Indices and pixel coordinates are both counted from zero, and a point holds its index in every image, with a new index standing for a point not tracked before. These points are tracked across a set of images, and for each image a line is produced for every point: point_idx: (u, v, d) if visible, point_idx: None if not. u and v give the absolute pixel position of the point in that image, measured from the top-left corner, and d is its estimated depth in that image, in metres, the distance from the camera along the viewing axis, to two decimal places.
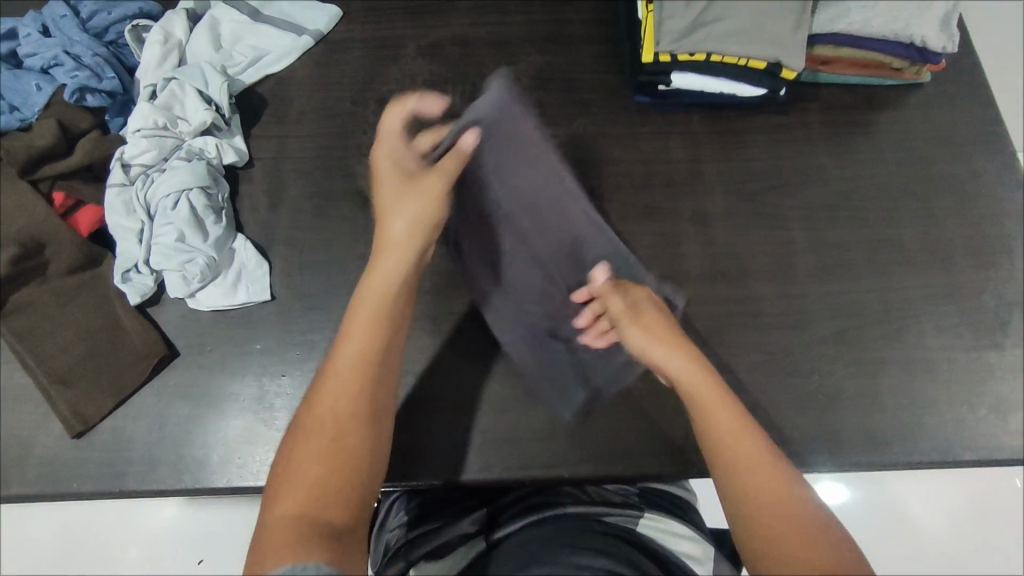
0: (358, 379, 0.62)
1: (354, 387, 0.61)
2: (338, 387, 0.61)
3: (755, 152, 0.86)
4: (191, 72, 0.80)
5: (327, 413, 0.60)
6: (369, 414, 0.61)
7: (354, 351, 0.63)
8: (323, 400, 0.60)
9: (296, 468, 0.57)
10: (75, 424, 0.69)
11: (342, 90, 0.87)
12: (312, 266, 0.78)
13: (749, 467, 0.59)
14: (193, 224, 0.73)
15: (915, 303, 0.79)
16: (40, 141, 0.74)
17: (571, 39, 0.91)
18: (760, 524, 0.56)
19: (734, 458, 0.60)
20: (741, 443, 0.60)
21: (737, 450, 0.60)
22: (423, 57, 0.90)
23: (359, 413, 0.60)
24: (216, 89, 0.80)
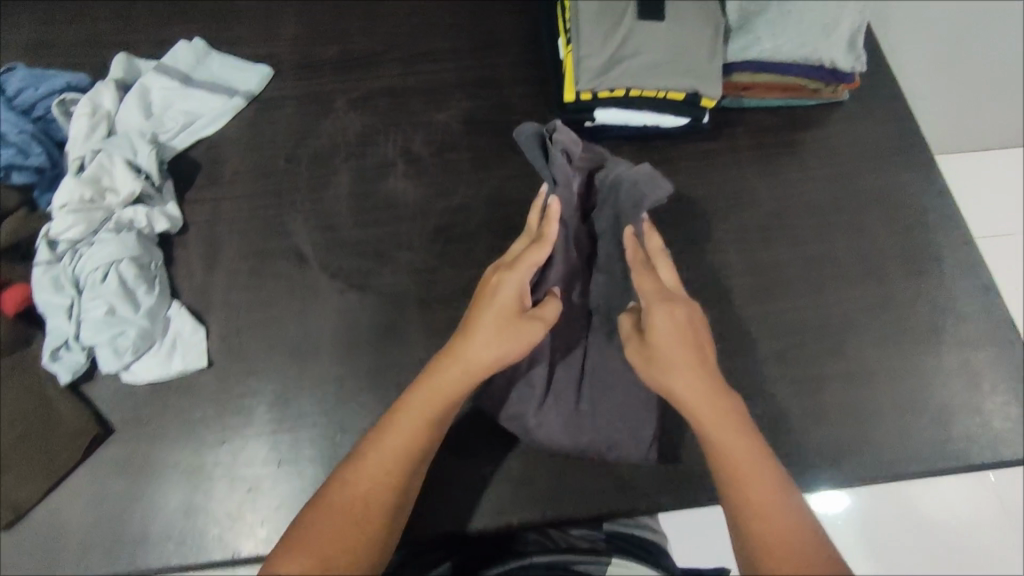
0: (432, 419, 0.63)
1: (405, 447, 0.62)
2: (415, 418, 0.63)
3: (686, 180, 0.87)
4: (120, 143, 0.80)
5: (398, 442, 0.62)
6: (410, 486, 0.62)
7: (452, 379, 0.64)
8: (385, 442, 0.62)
9: (344, 501, 0.59)
10: (5, 512, 0.67)
11: (276, 148, 0.88)
12: (249, 328, 0.77)
13: (760, 482, 0.57)
14: (125, 297, 0.72)
15: (852, 316, 0.80)
16: None
17: (499, 83, 0.93)
18: (773, 570, 0.53)
19: (745, 471, 0.58)
20: (771, 501, 0.57)
21: (751, 470, 0.58)
22: (355, 109, 0.91)
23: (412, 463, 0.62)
24: (147, 157, 0.80)
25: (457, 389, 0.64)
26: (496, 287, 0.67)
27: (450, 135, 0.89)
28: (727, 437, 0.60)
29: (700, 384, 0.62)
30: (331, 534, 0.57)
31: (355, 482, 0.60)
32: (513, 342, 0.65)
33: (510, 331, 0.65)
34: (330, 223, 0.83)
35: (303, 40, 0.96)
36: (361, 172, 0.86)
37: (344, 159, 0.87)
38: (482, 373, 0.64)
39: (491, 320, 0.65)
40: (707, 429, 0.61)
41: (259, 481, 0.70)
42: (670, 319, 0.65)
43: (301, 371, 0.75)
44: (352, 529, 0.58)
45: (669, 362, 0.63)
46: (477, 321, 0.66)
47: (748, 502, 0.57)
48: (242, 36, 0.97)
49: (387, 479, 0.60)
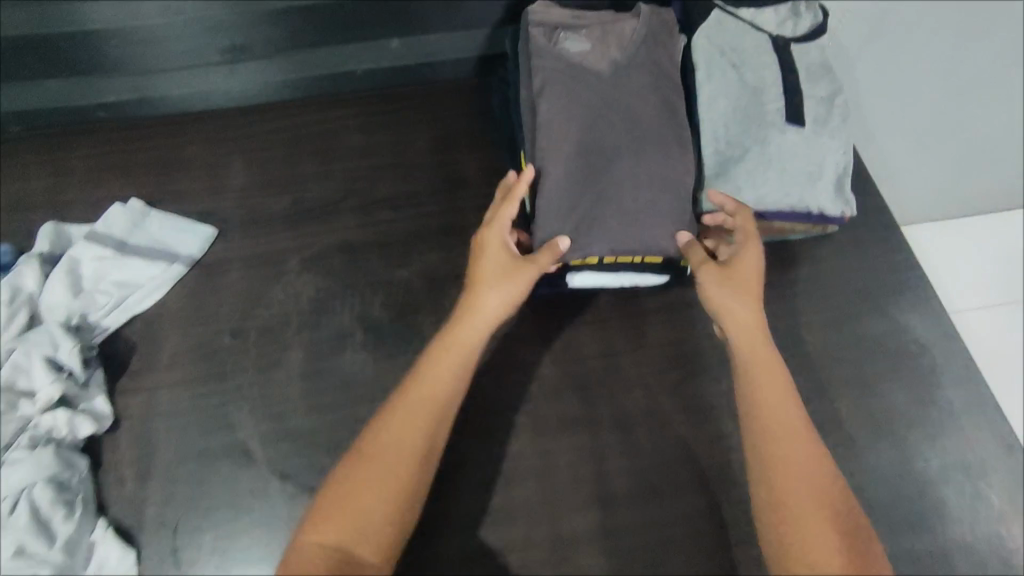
0: (430, 433, 0.61)
1: (430, 403, 0.62)
2: (417, 406, 0.61)
3: (672, 335, 0.79)
4: (37, 336, 0.71)
5: (402, 443, 0.60)
6: (424, 487, 0.60)
7: (438, 370, 0.63)
8: (406, 404, 0.61)
9: (373, 454, 0.59)
10: None
11: (221, 321, 0.80)
12: (186, 549, 0.68)
13: (795, 453, 0.58)
14: (38, 531, 0.63)
15: (864, 491, 0.72)
16: None
17: (464, 232, 0.87)
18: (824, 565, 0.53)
19: (799, 488, 0.57)
20: (818, 493, 0.56)
21: (823, 522, 0.55)
22: (308, 270, 0.83)
23: (439, 403, 0.62)
24: (69, 351, 0.71)
25: (453, 384, 0.63)
26: (499, 297, 0.65)
27: (411, 295, 0.82)
28: (801, 488, 0.56)
29: (811, 459, 0.58)
30: (370, 491, 0.57)
31: (383, 431, 0.60)
32: (513, 284, 0.66)
33: (511, 280, 0.66)
34: (279, 410, 0.74)
35: (250, 192, 0.89)
36: (315, 346, 0.78)
37: (295, 330, 0.79)
38: (478, 347, 0.65)
39: (491, 272, 0.66)
40: (798, 488, 0.57)
41: None
42: (746, 266, 0.66)
43: None
44: (370, 497, 0.57)
45: (748, 404, 0.62)
46: (477, 288, 0.66)
47: (795, 489, 0.57)
48: (185, 189, 0.90)
49: (415, 420, 0.61)
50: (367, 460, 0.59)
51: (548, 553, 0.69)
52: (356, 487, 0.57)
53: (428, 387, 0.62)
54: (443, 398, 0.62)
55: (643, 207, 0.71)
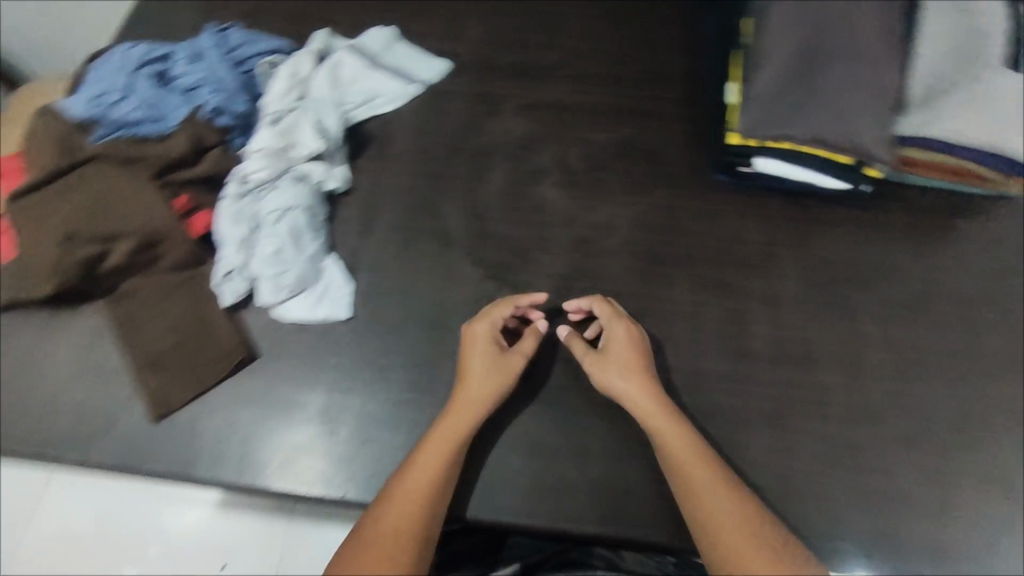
0: (436, 472, 0.65)
1: (418, 488, 0.63)
2: (433, 453, 0.66)
3: (834, 244, 0.86)
4: (310, 108, 0.89)
5: (422, 475, 0.64)
6: (438, 510, 0.63)
7: (439, 429, 0.68)
8: (404, 484, 0.63)
9: (371, 538, 0.59)
10: (157, 407, 0.74)
11: (442, 135, 0.94)
12: (391, 294, 0.82)
13: (704, 471, 0.64)
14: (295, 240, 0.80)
15: (991, 414, 0.76)
16: (175, 150, 0.80)
17: (658, 115, 0.96)
18: None
19: (745, 541, 0.58)
20: (763, 549, 0.58)
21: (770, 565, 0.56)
22: (520, 114, 0.96)
23: (429, 483, 0.64)
24: (332, 124, 0.89)
25: (470, 421, 0.69)
26: (472, 346, 0.74)
27: (603, 155, 0.93)
28: (731, 527, 0.59)
29: (730, 504, 0.61)
30: (386, 520, 0.61)
31: (382, 510, 0.61)
32: (500, 375, 0.72)
33: (493, 378, 0.72)
34: (480, 213, 0.88)
35: (481, 44, 1.03)
36: (517, 174, 0.91)
37: (502, 158, 0.92)
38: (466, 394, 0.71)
39: (487, 369, 0.72)
40: (733, 541, 0.59)
41: (376, 432, 0.74)
42: (623, 349, 0.73)
43: (430, 343, 0.79)
44: (379, 547, 0.58)
45: (691, 483, 0.63)
46: (461, 400, 0.70)
47: (742, 546, 0.58)
48: (427, 31, 1.04)
49: (412, 514, 0.61)
50: (367, 538, 0.59)
51: (685, 382, 0.78)
52: (368, 555, 0.58)
53: (407, 490, 0.63)
54: (432, 478, 0.64)
55: (847, 107, 0.78)
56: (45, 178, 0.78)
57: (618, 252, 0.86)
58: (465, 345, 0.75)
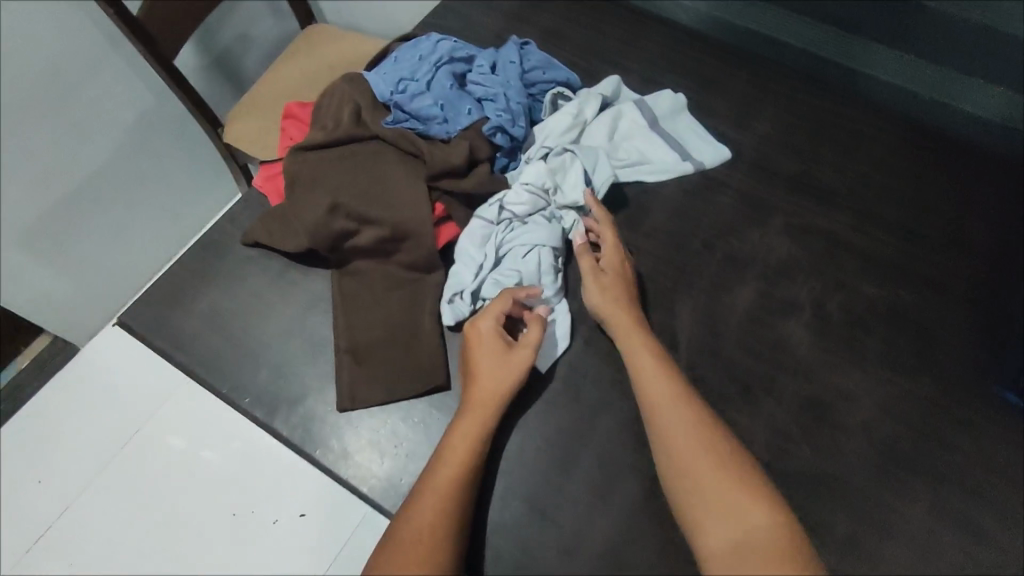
0: (455, 479, 0.64)
1: (450, 482, 0.64)
2: (455, 453, 0.66)
3: None
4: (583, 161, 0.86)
5: (438, 485, 0.64)
6: (468, 500, 0.64)
7: (467, 432, 0.67)
8: (436, 475, 0.64)
9: (410, 541, 0.61)
10: (345, 397, 0.74)
11: (700, 227, 0.87)
12: (597, 376, 0.77)
13: (700, 465, 0.63)
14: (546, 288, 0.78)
15: None
16: (453, 159, 0.79)
17: (949, 292, 0.82)
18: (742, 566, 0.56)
19: (707, 482, 0.62)
20: (719, 486, 0.61)
21: (730, 500, 0.60)
22: (789, 234, 0.87)
23: (460, 478, 0.64)
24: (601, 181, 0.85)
25: (480, 426, 0.67)
26: (481, 339, 0.72)
27: (870, 314, 0.81)
28: (700, 464, 0.63)
29: (693, 439, 0.64)
30: (427, 516, 0.62)
31: (419, 507, 0.63)
32: (511, 368, 0.70)
33: (506, 370, 0.70)
34: (714, 327, 0.80)
35: (769, 143, 0.94)
36: (766, 299, 0.82)
37: (755, 275, 0.84)
38: (496, 398, 0.69)
39: (487, 358, 0.71)
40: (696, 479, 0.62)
41: (536, 518, 0.70)
42: (615, 277, 0.77)
43: (620, 448, 0.73)
44: (421, 548, 0.60)
45: (664, 424, 0.66)
46: (476, 381, 0.70)
47: (693, 481, 0.62)
48: (715, 109, 0.97)
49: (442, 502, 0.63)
50: (407, 536, 0.61)
51: None
52: (406, 555, 0.60)
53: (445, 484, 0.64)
54: (460, 470, 0.65)
55: None
56: (332, 142, 0.81)
57: (857, 432, 0.74)
58: (474, 338, 0.72)
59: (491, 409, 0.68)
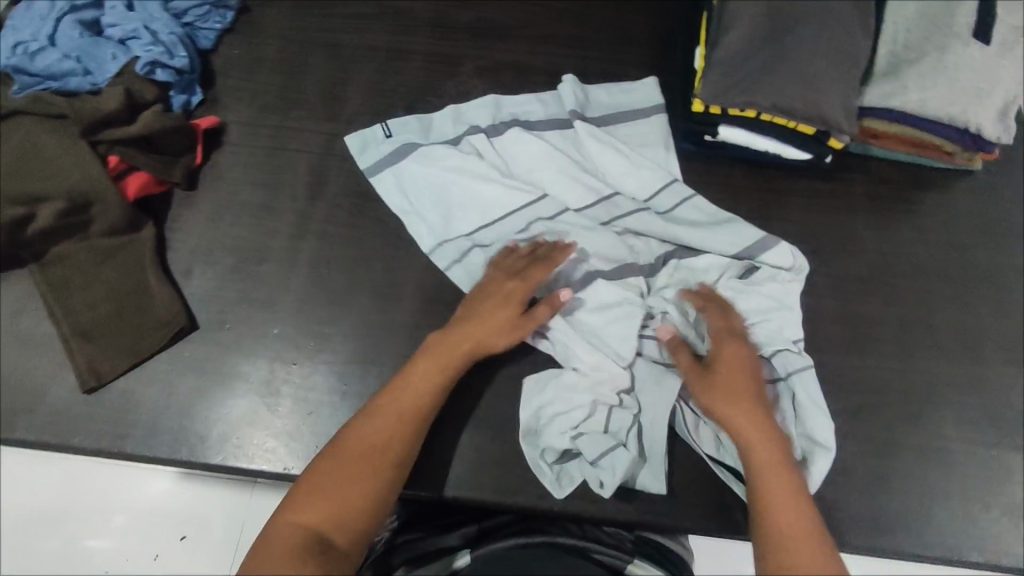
0: (416, 404, 0.65)
1: (417, 407, 0.65)
2: (426, 373, 0.67)
3: (796, 218, 0.85)
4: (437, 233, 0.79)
5: (404, 397, 0.66)
6: (426, 421, 0.66)
7: (422, 375, 0.67)
8: (399, 401, 0.65)
9: (348, 455, 0.62)
10: (88, 379, 0.71)
11: (397, 97, 0.90)
12: (341, 263, 0.79)
13: (786, 493, 0.61)
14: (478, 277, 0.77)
15: (937, 388, 0.77)
16: (106, 104, 0.75)
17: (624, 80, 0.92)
18: (792, 566, 0.57)
19: (780, 507, 0.61)
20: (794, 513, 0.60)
21: (801, 533, 0.59)
22: (480, 77, 0.92)
23: (428, 408, 0.66)
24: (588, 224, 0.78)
25: (462, 355, 0.68)
26: (495, 295, 0.71)
27: None
28: (780, 502, 0.61)
29: (780, 484, 0.62)
30: (377, 436, 0.63)
31: (365, 428, 0.64)
32: (509, 317, 0.69)
33: (518, 327, 0.69)
34: None
35: None
36: None
37: None
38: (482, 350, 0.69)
39: (501, 309, 0.70)
40: (774, 518, 0.60)
41: (320, 405, 0.73)
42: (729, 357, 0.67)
43: (379, 315, 0.77)
44: (359, 468, 0.61)
45: (763, 482, 0.62)
46: (490, 325, 0.69)
47: (774, 524, 0.60)
48: None
49: (404, 421, 0.64)
50: (343, 450, 0.62)
51: None
52: (335, 475, 0.60)
53: (407, 410, 0.65)
54: (429, 396, 0.66)
55: (823, 72, 0.76)
56: None
57: None
58: (482, 296, 0.71)
59: (483, 339, 0.69)
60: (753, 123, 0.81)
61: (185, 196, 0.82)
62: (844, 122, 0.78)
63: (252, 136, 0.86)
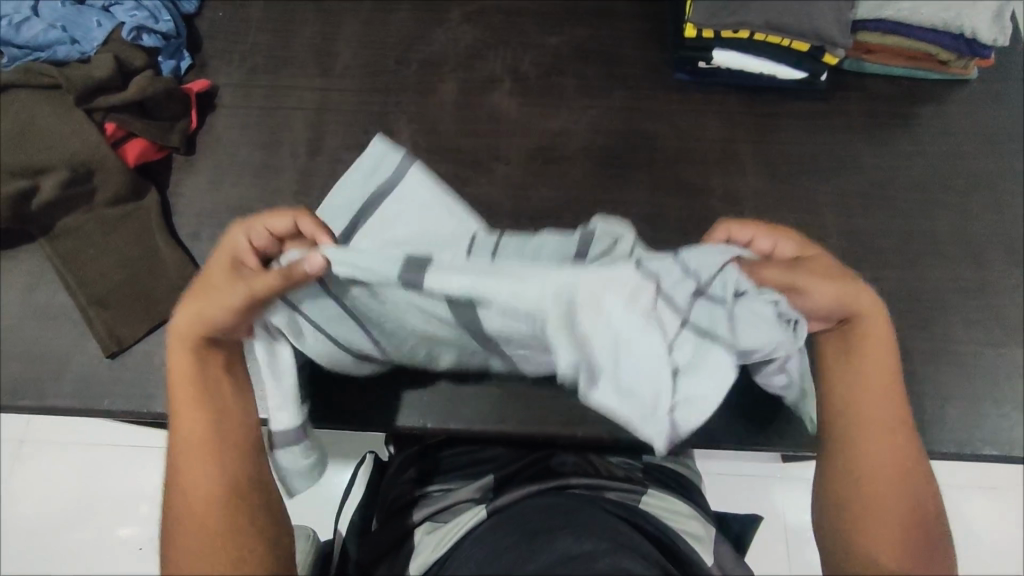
0: (199, 432, 0.56)
1: (210, 441, 0.55)
2: (183, 404, 0.57)
3: (795, 138, 0.85)
4: None
5: (193, 447, 0.55)
6: (232, 431, 0.57)
7: (186, 393, 0.57)
8: (178, 452, 0.56)
9: (184, 532, 0.53)
10: (109, 344, 0.72)
11: (387, 48, 0.89)
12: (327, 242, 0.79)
13: (880, 408, 0.57)
14: None
15: (943, 295, 0.78)
16: (98, 72, 0.75)
17: (614, 14, 0.91)
18: (869, 483, 0.55)
19: (877, 417, 0.57)
20: (885, 440, 0.56)
21: (884, 448, 0.56)
22: (468, 22, 0.90)
23: (220, 432, 0.56)
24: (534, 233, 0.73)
25: (194, 360, 0.58)
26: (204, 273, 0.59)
27: (559, 60, 0.89)
28: (870, 414, 0.57)
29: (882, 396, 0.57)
30: (197, 493, 0.54)
31: (178, 496, 0.54)
32: (227, 288, 0.56)
33: (230, 288, 0.56)
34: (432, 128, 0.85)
35: None
36: (468, 84, 0.87)
37: (452, 69, 0.88)
38: (198, 332, 0.57)
39: (208, 287, 0.57)
40: (861, 425, 0.57)
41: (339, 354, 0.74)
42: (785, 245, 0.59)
43: None
44: (207, 528, 0.53)
45: (861, 392, 0.58)
46: (195, 312, 0.57)
47: (861, 434, 0.57)
48: None
49: (213, 452, 0.55)
50: (182, 534, 0.53)
51: None
52: (191, 557, 0.52)
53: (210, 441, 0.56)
54: (219, 410, 0.57)
55: None
56: None
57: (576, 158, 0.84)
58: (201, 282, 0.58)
59: (205, 318, 0.57)
60: (746, 45, 0.82)
61: (184, 161, 0.82)
62: (841, 36, 0.78)
63: (245, 98, 0.85)
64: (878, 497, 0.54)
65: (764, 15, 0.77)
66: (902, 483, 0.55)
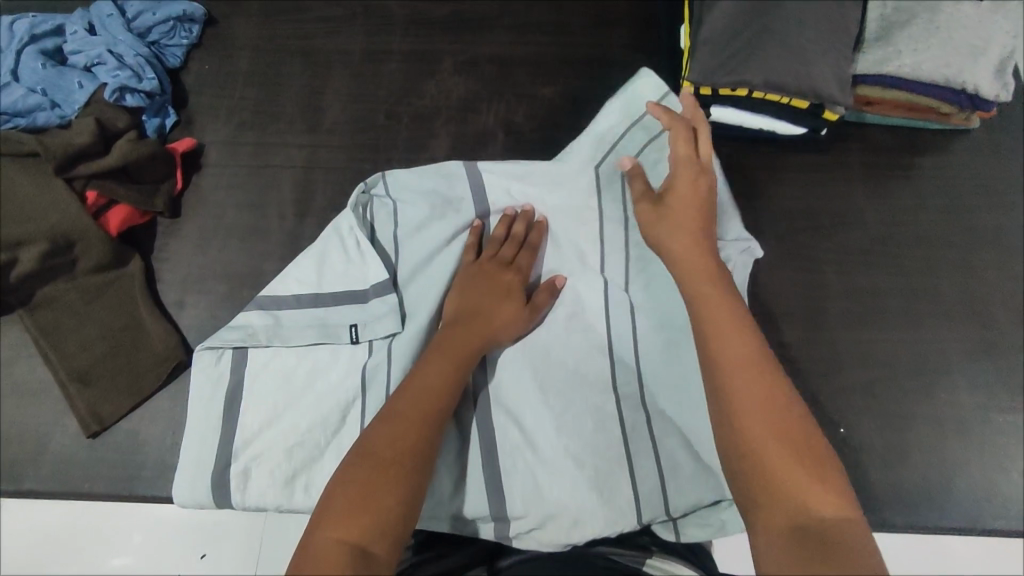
0: (431, 402, 0.60)
1: (408, 442, 0.56)
2: (415, 408, 0.59)
3: (794, 193, 0.83)
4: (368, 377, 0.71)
5: (406, 423, 0.58)
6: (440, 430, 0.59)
7: (439, 366, 0.63)
8: (385, 442, 0.56)
9: (352, 510, 0.52)
10: (90, 424, 0.70)
11: (377, 101, 0.87)
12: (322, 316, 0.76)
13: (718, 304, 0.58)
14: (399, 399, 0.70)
15: (947, 357, 0.76)
16: (78, 138, 0.73)
17: (609, 63, 0.89)
18: (737, 395, 0.52)
19: (717, 324, 0.57)
20: (739, 361, 0.54)
21: (731, 354, 0.55)
22: (460, 73, 0.88)
23: (424, 439, 0.57)
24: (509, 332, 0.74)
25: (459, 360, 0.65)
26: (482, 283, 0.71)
27: (553, 112, 0.87)
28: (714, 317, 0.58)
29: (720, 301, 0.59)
30: (379, 491, 0.53)
31: (347, 483, 0.53)
32: (505, 294, 0.71)
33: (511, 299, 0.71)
34: None
35: None
36: (461, 138, 0.86)
37: (444, 122, 0.86)
38: (478, 341, 0.67)
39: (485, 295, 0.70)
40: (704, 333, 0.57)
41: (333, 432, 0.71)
42: (683, 199, 0.67)
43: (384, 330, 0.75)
44: (375, 511, 0.52)
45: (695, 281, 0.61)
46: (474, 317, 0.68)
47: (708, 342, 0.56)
48: None
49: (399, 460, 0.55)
50: (353, 486, 0.53)
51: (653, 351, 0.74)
52: (354, 503, 0.52)
53: (403, 451, 0.56)
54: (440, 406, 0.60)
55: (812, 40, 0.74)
56: None
57: None
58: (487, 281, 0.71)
59: (470, 343, 0.66)
60: (743, 102, 0.79)
61: (169, 224, 0.80)
62: (842, 95, 0.75)
63: (232, 156, 0.83)
64: (757, 408, 0.51)
65: (760, 75, 0.75)
66: (774, 393, 0.52)
